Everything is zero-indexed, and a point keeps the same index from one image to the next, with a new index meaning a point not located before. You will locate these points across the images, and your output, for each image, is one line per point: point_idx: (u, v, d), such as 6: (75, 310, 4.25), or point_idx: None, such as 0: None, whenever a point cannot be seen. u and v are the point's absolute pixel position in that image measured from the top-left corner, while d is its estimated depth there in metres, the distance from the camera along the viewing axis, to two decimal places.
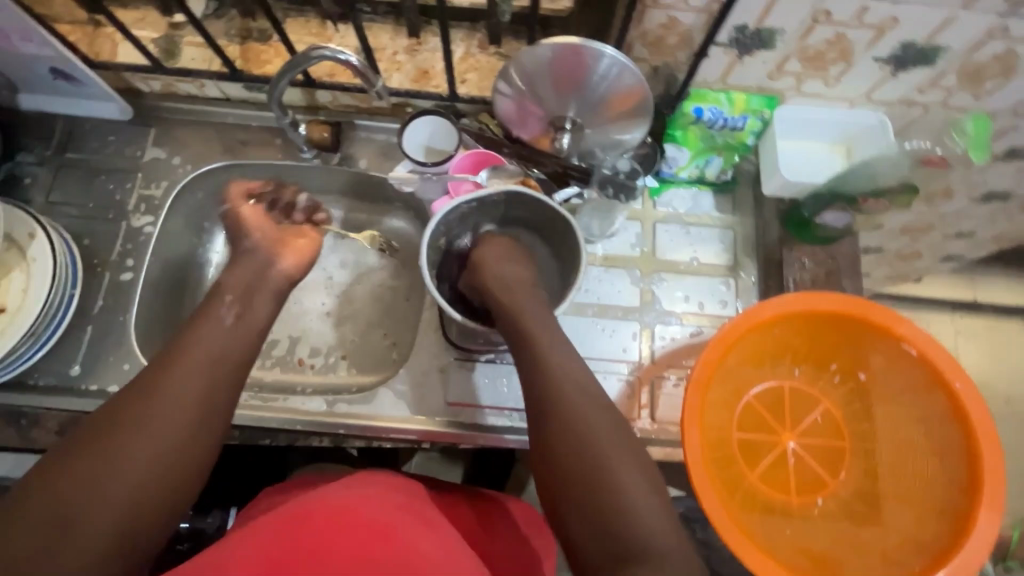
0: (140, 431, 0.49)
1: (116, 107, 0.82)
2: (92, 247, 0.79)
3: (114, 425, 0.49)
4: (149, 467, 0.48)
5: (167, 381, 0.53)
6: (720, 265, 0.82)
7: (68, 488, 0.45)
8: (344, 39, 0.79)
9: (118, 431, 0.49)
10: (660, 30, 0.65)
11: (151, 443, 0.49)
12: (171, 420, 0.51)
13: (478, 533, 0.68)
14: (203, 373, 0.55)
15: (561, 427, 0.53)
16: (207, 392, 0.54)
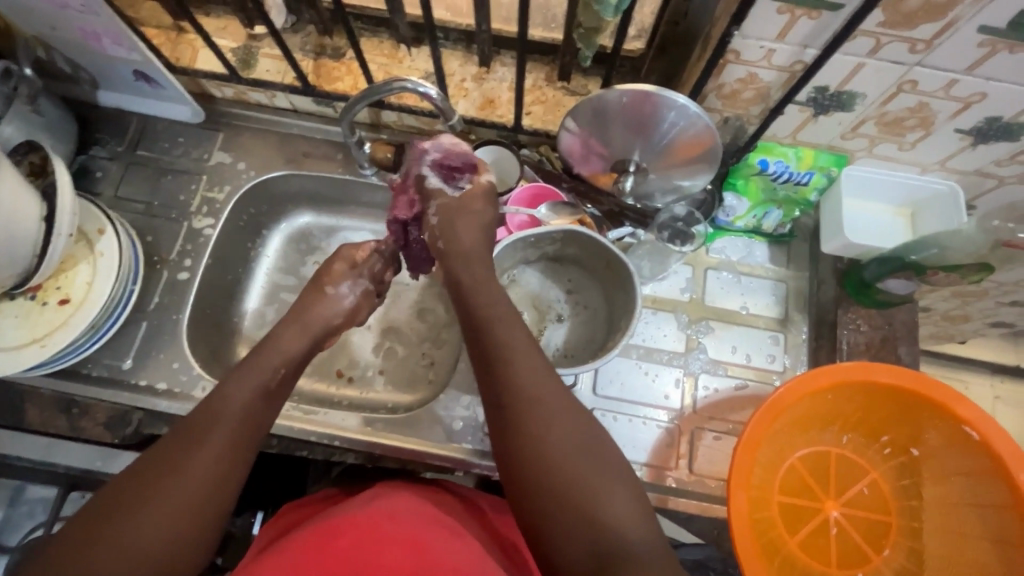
0: (155, 514, 0.46)
1: (189, 111, 0.85)
2: (153, 244, 0.82)
3: (144, 480, 0.47)
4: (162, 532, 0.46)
5: (193, 450, 0.49)
6: (770, 318, 0.81)
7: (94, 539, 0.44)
8: (415, 63, 0.80)
9: (148, 487, 0.47)
10: (737, 83, 0.65)
11: (165, 530, 0.46)
12: (192, 499, 0.47)
13: (508, 541, 0.67)
14: (228, 437, 0.51)
15: (521, 413, 0.52)
16: (228, 463, 0.50)
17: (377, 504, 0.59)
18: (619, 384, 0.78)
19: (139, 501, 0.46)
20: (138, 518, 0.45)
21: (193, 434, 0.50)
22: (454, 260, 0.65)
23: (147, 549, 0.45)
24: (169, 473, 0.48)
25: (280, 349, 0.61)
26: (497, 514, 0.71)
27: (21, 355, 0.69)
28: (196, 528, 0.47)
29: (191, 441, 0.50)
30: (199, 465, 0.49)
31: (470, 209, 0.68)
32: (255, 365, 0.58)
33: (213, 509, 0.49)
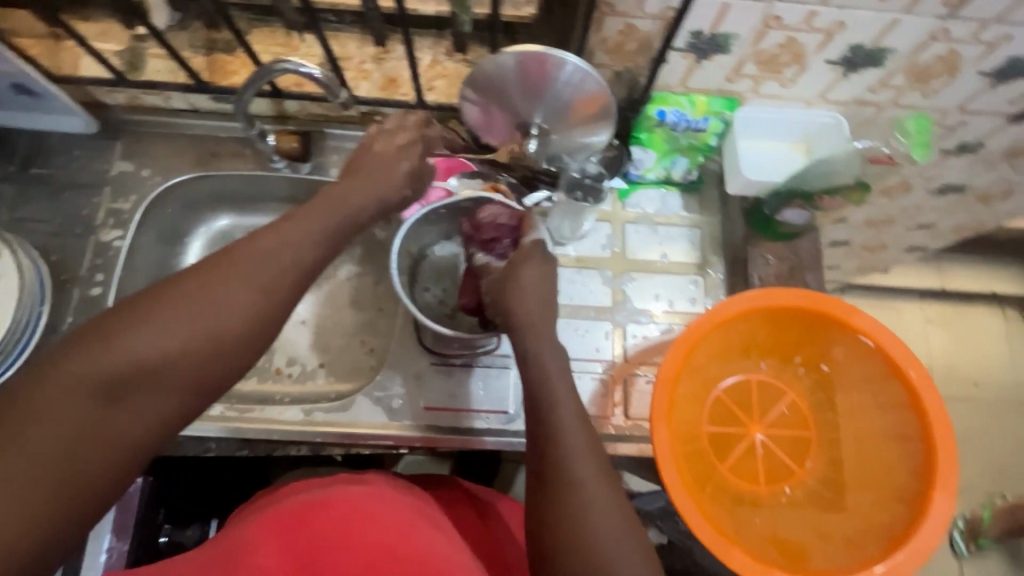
0: (232, 293, 0.46)
1: (81, 122, 0.82)
2: (60, 263, 0.79)
3: (228, 262, 0.47)
4: (232, 312, 0.46)
5: (273, 248, 0.50)
6: (689, 263, 0.84)
7: (175, 300, 0.45)
8: (310, 48, 0.79)
9: (230, 267, 0.47)
10: (620, 35, 0.67)
11: (184, 354, 0.44)
12: (264, 292, 0.48)
13: (477, 528, 0.71)
14: (264, 282, 0.48)
15: (563, 464, 0.50)
16: (246, 321, 0.46)
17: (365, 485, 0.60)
18: None
19: (167, 315, 0.44)
20: (160, 331, 0.43)
21: (231, 268, 0.47)
22: (523, 332, 0.59)
23: (162, 370, 0.43)
24: (201, 300, 0.45)
25: (314, 228, 0.53)
26: (468, 509, 0.75)
27: None
28: (212, 364, 0.45)
29: (228, 275, 0.47)
30: (231, 300, 0.46)
31: (522, 278, 0.62)
32: (302, 221, 0.53)
33: (246, 338, 0.47)
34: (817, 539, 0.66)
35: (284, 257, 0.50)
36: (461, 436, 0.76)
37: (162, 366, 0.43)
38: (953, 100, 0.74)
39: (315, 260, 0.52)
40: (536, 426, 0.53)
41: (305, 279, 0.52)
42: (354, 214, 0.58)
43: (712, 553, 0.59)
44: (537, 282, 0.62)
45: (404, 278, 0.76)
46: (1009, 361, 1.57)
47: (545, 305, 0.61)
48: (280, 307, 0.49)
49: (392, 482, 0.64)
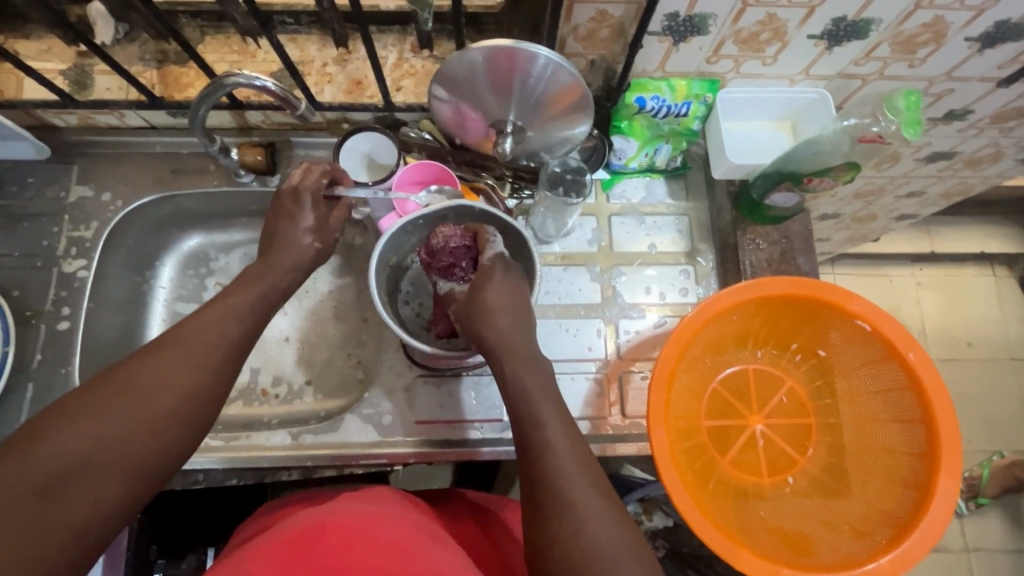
0: (165, 372, 0.48)
1: (32, 147, 0.77)
2: (23, 298, 0.75)
3: (158, 347, 0.49)
4: (168, 390, 0.47)
5: (201, 329, 0.52)
6: (678, 252, 0.82)
7: (106, 390, 0.45)
8: (268, 54, 0.75)
9: (160, 351, 0.49)
10: (591, 22, 0.64)
11: (121, 447, 0.44)
12: (199, 369, 0.49)
13: (485, 545, 0.69)
14: (193, 363, 0.49)
15: (550, 477, 0.49)
16: (181, 399, 0.48)
17: (366, 505, 0.57)
18: (541, 346, 0.77)
19: (97, 410, 0.44)
20: (89, 426, 0.43)
21: (158, 355, 0.48)
22: (500, 354, 0.58)
23: (98, 466, 0.43)
24: (130, 390, 0.46)
25: (239, 309, 0.55)
26: (473, 525, 0.72)
27: None
28: (152, 450, 0.45)
29: (153, 362, 0.48)
30: (162, 384, 0.47)
31: (484, 300, 0.60)
32: (228, 301, 0.56)
33: (188, 415, 0.48)
34: (821, 528, 0.65)
35: (210, 338, 0.52)
36: (456, 449, 0.74)
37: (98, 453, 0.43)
38: (941, 68, 0.71)
39: (243, 338, 0.54)
40: (522, 448, 0.53)
41: (238, 352, 0.54)
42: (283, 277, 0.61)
43: (715, 550, 0.57)
44: (507, 299, 0.60)
45: (384, 291, 0.73)
46: (1002, 321, 1.57)
47: (520, 323, 0.60)
48: (213, 390, 0.50)
49: (390, 495, 0.63)
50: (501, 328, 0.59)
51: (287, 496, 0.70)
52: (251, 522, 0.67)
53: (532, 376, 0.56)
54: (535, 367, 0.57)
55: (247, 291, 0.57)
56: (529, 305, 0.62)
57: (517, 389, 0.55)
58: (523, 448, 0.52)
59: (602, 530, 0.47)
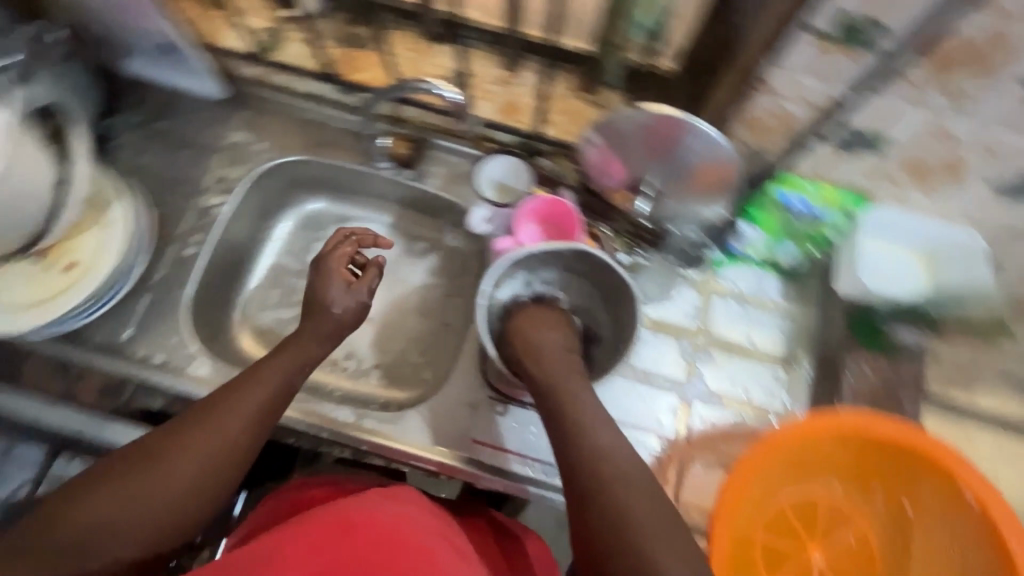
0: (188, 452, 0.52)
1: (213, 87, 0.85)
2: (164, 217, 0.82)
3: (192, 419, 0.55)
4: (191, 468, 0.52)
5: (228, 400, 0.56)
6: (774, 354, 0.80)
7: (132, 465, 0.51)
8: (439, 59, 0.81)
9: (192, 425, 0.54)
10: (767, 116, 0.63)
11: (121, 521, 0.49)
12: (223, 447, 0.54)
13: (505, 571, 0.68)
14: (212, 446, 0.53)
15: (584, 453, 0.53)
16: (198, 478, 0.52)
17: (400, 503, 0.59)
18: (612, 407, 0.76)
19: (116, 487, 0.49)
20: (106, 500, 0.49)
21: (185, 434, 0.53)
22: (556, 392, 0.59)
23: (101, 534, 0.48)
24: (146, 473, 0.50)
25: (273, 379, 0.60)
26: (498, 546, 0.72)
27: (19, 317, 0.70)
28: (150, 536, 0.50)
29: (179, 440, 0.53)
30: (180, 464, 0.52)
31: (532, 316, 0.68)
32: (266, 370, 0.60)
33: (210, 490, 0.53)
34: None
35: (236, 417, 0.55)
36: (505, 480, 0.74)
37: (114, 527, 0.48)
38: None
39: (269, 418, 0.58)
40: (567, 467, 0.54)
41: (265, 423, 0.58)
42: (321, 336, 0.66)
43: None
44: (542, 314, 0.68)
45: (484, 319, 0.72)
46: None
47: (555, 330, 0.67)
48: (233, 468, 0.54)
49: (418, 491, 0.63)
50: (554, 342, 0.65)
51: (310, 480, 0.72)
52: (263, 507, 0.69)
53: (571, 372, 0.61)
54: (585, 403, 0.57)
55: (283, 358, 0.62)
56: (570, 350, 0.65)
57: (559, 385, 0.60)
58: (559, 432, 0.57)
59: (642, 535, 0.47)
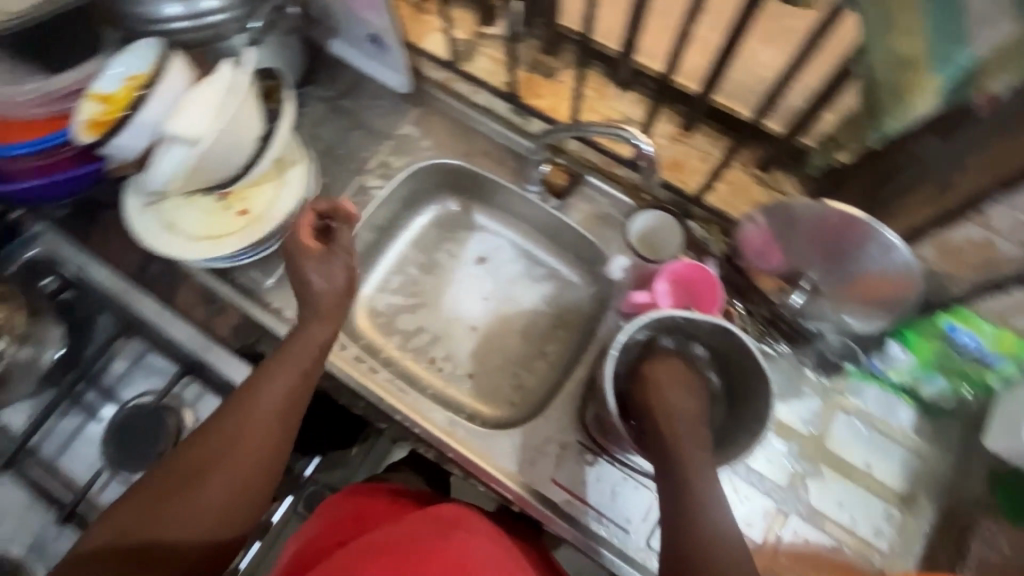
0: (224, 463, 0.57)
1: (399, 81, 0.91)
2: (327, 187, 0.89)
3: (218, 436, 0.58)
4: (232, 473, 0.57)
5: (249, 408, 0.60)
6: (893, 490, 0.73)
7: (171, 483, 0.56)
8: (617, 103, 0.82)
9: (220, 440, 0.58)
10: (964, 243, 0.61)
11: (189, 534, 0.54)
12: (257, 447, 0.59)
13: None
14: (244, 462, 0.58)
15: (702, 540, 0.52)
16: (243, 480, 0.57)
17: (466, 532, 0.65)
18: None
19: (159, 509, 0.54)
20: (162, 525, 0.54)
21: (215, 453, 0.57)
22: (682, 465, 0.57)
23: (171, 548, 0.54)
24: (186, 489, 0.55)
25: (288, 375, 0.63)
26: None
27: (194, 245, 0.79)
28: (210, 536, 0.55)
29: (211, 461, 0.57)
30: (219, 485, 0.56)
31: (668, 373, 0.66)
32: (277, 374, 0.62)
33: (255, 485, 0.58)
34: None
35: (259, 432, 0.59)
36: (575, 531, 0.72)
37: (175, 533, 0.54)
38: None
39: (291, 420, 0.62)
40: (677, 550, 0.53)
41: (290, 417, 0.62)
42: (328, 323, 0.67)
43: None
44: (679, 373, 0.66)
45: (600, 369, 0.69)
46: None
47: (690, 394, 0.65)
48: (268, 462, 0.59)
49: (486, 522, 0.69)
50: (688, 405, 0.63)
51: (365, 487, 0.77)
52: (320, 513, 0.74)
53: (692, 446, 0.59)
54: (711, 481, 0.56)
55: (287, 354, 0.64)
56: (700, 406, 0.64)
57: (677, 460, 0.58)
58: (672, 509, 0.56)
59: None
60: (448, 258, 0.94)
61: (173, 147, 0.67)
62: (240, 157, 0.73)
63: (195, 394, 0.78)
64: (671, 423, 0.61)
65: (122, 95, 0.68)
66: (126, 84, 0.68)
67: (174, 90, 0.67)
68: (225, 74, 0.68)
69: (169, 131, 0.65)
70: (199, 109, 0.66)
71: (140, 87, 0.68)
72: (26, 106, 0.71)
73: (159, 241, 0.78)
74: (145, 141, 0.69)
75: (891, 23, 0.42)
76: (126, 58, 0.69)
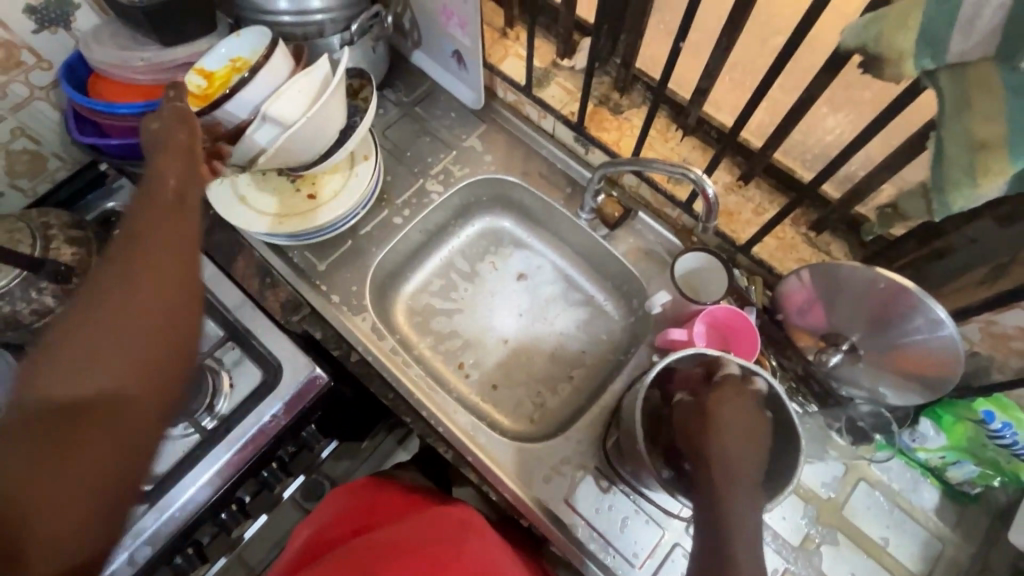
0: (133, 280, 0.44)
1: (473, 97, 0.95)
2: (389, 185, 0.93)
3: (111, 264, 0.44)
4: (146, 288, 0.44)
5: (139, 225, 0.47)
6: (908, 570, 0.72)
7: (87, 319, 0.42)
8: (678, 148, 0.85)
9: (115, 262, 0.44)
10: (1012, 329, 0.60)
11: (108, 369, 0.41)
12: (166, 255, 0.46)
13: None
14: (155, 273, 0.44)
15: None
16: (157, 290, 0.44)
17: (475, 543, 0.64)
18: None
19: (67, 342, 0.41)
20: (78, 356, 0.40)
21: (115, 274, 0.44)
22: (721, 516, 0.55)
23: (106, 385, 0.41)
24: (91, 317, 0.42)
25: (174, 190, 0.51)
26: None
27: (263, 220, 0.84)
28: (139, 356, 0.42)
29: (119, 285, 0.43)
30: (126, 307, 0.43)
31: (726, 410, 0.61)
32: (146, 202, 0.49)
33: (167, 303, 0.44)
34: None
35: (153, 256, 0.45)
36: (583, 556, 0.73)
37: (99, 359, 0.41)
38: None
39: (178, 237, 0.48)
40: None
41: (191, 228, 0.49)
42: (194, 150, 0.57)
43: None
44: (740, 412, 0.61)
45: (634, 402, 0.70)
46: None
47: (749, 439, 0.59)
48: (182, 270, 0.46)
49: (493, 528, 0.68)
50: (742, 451, 0.59)
51: (381, 477, 0.77)
52: (337, 493, 0.74)
53: (736, 504, 0.55)
54: (751, 536, 0.54)
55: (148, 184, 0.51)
56: (762, 442, 0.60)
57: (713, 519, 0.55)
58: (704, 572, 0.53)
59: None
60: (490, 270, 0.97)
61: (264, 126, 0.71)
62: (323, 143, 0.78)
63: (234, 360, 0.80)
64: (718, 473, 0.57)
65: (224, 75, 0.76)
66: (229, 65, 0.77)
67: (275, 75, 0.71)
68: (322, 69, 0.73)
69: (267, 113, 0.70)
70: (298, 97, 0.72)
71: (241, 70, 0.76)
72: (133, 73, 0.78)
73: (233, 209, 0.84)
74: (234, 118, 0.72)
75: (967, 105, 0.41)
76: (238, 42, 0.77)
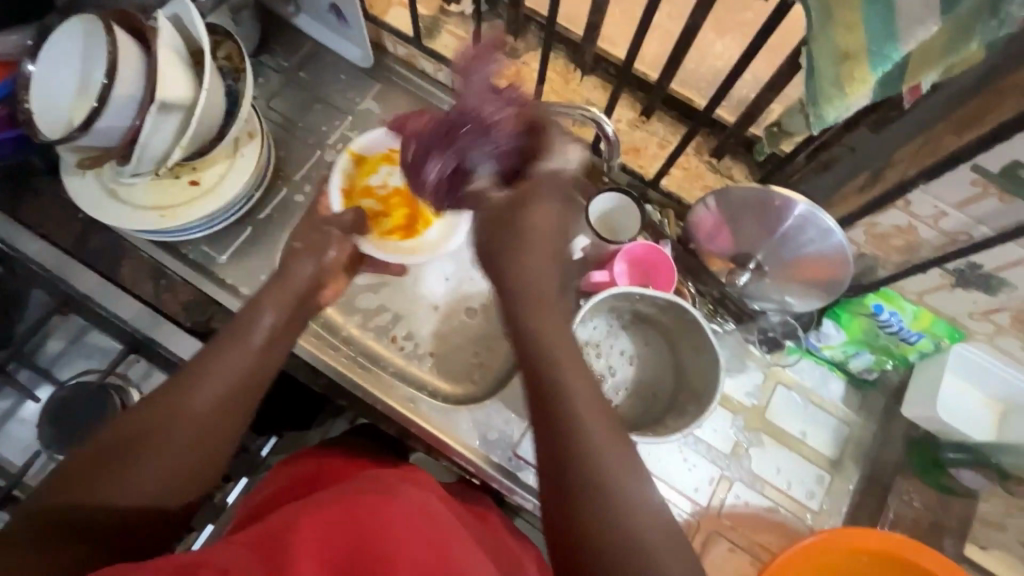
0: (215, 382, 0.56)
1: (361, 55, 0.88)
2: (284, 161, 0.86)
3: (205, 370, 0.56)
4: (223, 393, 0.56)
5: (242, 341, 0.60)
6: (824, 457, 0.80)
7: (200, 392, 0.55)
8: (580, 87, 0.83)
9: (207, 375, 0.56)
10: (891, 228, 0.65)
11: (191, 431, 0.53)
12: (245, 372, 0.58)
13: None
14: (232, 376, 0.57)
15: (585, 488, 0.45)
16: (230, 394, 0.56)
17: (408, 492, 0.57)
18: (658, 472, 0.78)
19: (175, 410, 0.53)
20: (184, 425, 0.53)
21: (210, 366, 0.57)
22: (558, 400, 0.49)
23: (185, 415, 0.53)
24: (186, 396, 0.55)
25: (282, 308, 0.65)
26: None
27: (140, 218, 0.75)
28: (219, 434, 0.55)
29: (201, 377, 0.56)
30: (208, 393, 0.55)
31: (529, 239, 0.58)
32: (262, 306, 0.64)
33: (240, 404, 0.57)
34: None
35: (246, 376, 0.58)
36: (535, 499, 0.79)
37: (203, 428, 0.54)
38: None
39: (269, 359, 0.61)
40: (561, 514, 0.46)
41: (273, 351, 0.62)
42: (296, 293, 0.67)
43: None
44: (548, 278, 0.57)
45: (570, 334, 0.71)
46: None
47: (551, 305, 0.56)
48: (249, 392, 0.58)
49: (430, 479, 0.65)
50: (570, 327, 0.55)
51: (320, 446, 0.74)
52: (280, 471, 0.71)
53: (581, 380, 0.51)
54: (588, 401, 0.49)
55: (273, 294, 0.65)
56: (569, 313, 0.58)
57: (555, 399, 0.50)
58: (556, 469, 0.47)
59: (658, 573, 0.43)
60: None
61: (164, 119, 0.66)
62: (214, 123, 0.72)
63: (142, 372, 0.79)
64: (548, 350, 0.53)
65: (372, 161, 0.84)
66: (383, 153, 0.83)
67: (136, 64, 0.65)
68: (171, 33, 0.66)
69: (160, 99, 0.64)
70: (176, 74, 0.66)
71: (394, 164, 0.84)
72: None
73: (102, 210, 0.75)
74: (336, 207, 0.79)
75: (830, 16, 0.42)
76: None
